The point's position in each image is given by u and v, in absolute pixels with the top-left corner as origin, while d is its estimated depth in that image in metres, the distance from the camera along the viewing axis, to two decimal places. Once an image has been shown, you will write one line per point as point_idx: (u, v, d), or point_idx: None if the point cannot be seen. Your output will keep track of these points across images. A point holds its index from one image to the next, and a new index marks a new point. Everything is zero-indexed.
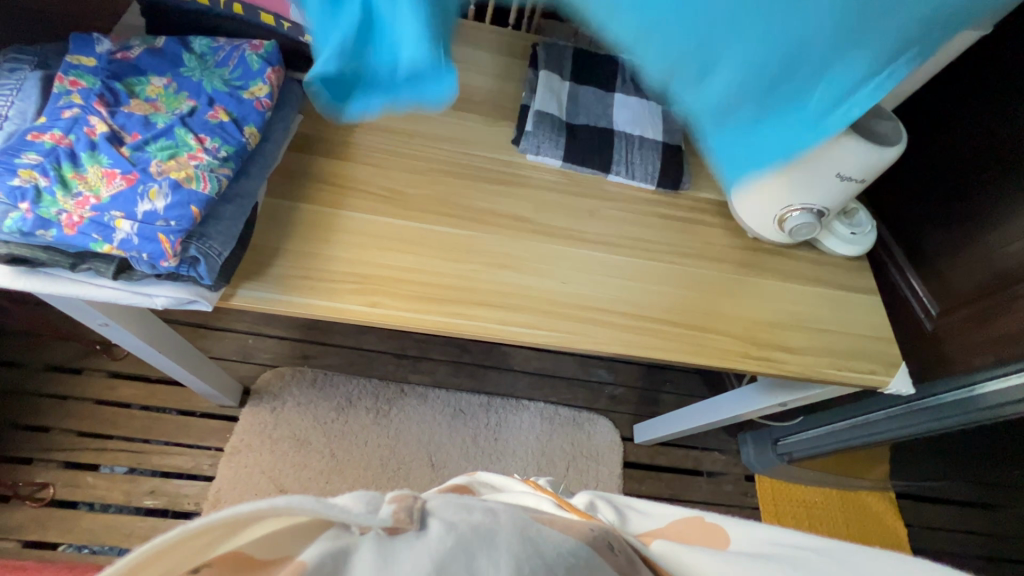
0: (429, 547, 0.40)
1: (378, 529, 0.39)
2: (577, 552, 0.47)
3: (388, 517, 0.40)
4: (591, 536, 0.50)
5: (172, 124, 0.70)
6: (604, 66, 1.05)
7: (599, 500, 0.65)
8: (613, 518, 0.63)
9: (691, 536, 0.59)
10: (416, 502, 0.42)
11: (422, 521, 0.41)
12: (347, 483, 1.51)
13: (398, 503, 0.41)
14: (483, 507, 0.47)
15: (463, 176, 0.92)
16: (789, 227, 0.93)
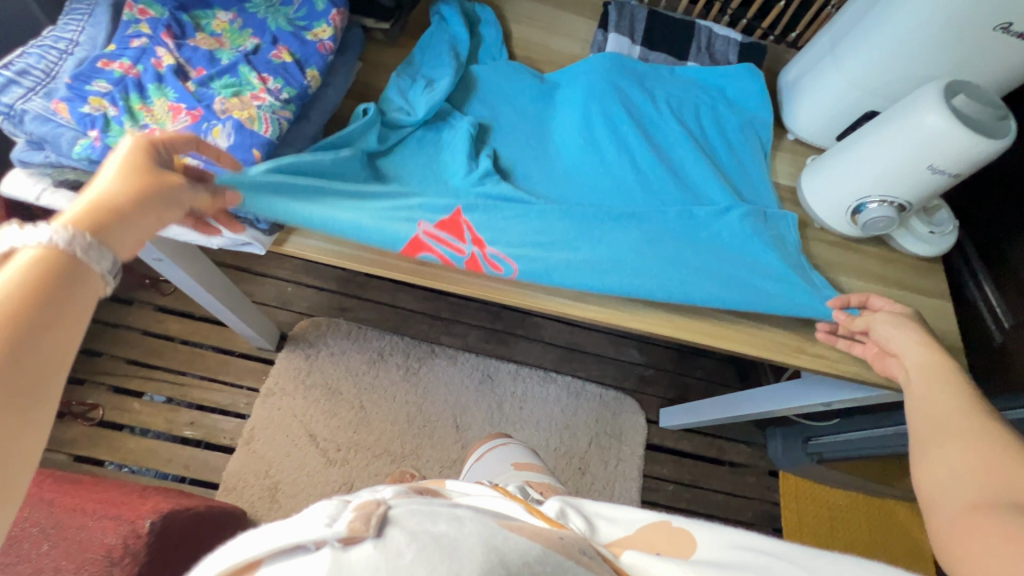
0: (383, 558, 0.36)
1: (332, 541, 0.37)
2: (545, 560, 0.42)
3: (344, 529, 0.38)
4: (563, 545, 0.45)
5: (236, 61, 0.69)
6: (679, 29, 0.99)
7: (569, 509, 0.56)
8: (581, 526, 0.55)
9: (659, 544, 0.54)
10: (375, 510, 0.40)
11: (383, 526, 0.39)
12: (374, 435, 1.55)
13: (358, 513, 0.39)
14: (449, 515, 0.42)
15: (521, 141, 0.90)
16: (862, 220, 0.88)
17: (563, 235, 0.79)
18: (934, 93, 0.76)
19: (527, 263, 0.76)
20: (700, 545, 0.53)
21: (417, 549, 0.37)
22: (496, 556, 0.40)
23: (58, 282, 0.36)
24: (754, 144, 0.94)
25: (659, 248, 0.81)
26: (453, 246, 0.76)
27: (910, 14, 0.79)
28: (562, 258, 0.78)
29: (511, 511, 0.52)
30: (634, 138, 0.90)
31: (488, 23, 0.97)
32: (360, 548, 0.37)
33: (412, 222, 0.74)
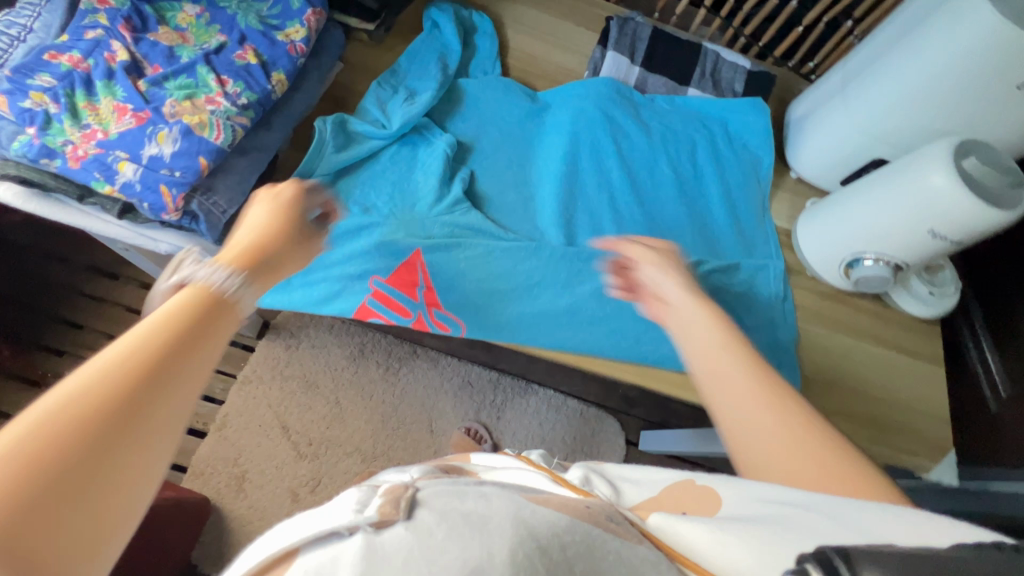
0: (417, 538, 0.32)
1: (366, 526, 0.33)
2: (574, 527, 0.34)
3: (374, 514, 0.34)
4: (588, 513, 0.37)
5: (195, 61, 0.65)
6: (683, 52, 0.93)
7: (590, 473, 0.48)
8: (603, 489, 0.46)
9: (684, 503, 0.41)
10: (406, 494, 0.36)
11: (413, 509, 0.35)
12: (347, 432, 1.54)
13: (387, 498, 0.36)
14: (478, 493, 0.36)
15: (502, 161, 0.86)
16: (856, 277, 0.83)
17: (524, 278, 0.78)
18: (944, 152, 0.70)
19: (479, 309, 0.76)
20: (725, 501, 0.39)
21: (446, 528, 0.32)
22: (526, 528, 0.33)
23: (221, 309, 0.34)
24: (751, 184, 0.90)
25: (620, 301, 0.80)
26: (409, 295, 0.74)
27: (928, 62, 0.73)
28: (517, 305, 0.77)
29: (533, 482, 0.44)
30: (619, 176, 0.86)
31: (485, 33, 0.92)
32: (392, 530, 0.33)
33: (363, 277, 0.73)
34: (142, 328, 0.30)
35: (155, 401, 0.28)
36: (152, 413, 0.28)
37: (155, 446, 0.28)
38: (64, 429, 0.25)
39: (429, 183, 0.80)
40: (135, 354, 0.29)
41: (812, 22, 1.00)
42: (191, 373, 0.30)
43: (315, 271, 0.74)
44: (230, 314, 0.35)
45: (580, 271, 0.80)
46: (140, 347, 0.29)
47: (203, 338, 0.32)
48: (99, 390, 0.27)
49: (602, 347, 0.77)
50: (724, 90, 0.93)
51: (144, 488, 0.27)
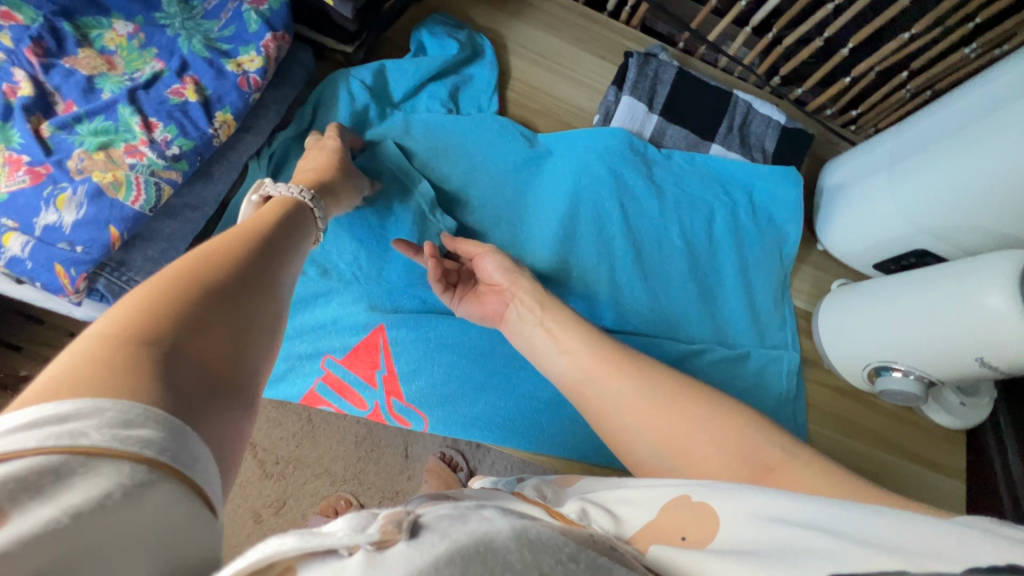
0: (428, 557, 0.26)
1: (370, 545, 0.27)
2: (577, 555, 0.29)
3: (376, 531, 0.27)
4: (592, 541, 0.34)
5: (117, 98, 0.54)
6: (711, 100, 0.80)
7: (589, 507, 0.43)
8: (603, 520, 0.41)
9: (682, 522, 0.37)
10: (409, 516, 0.29)
11: (418, 532, 0.28)
12: (317, 452, 1.23)
13: (385, 516, 0.29)
14: (480, 515, 0.31)
15: (493, 216, 0.74)
16: (880, 387, 0.73)
17: (503, 363, 0.68)
18: (1010, 271, 0.59)
19: (448, 398, 0.66)
20: (721, 520, 0.36)
21: (452, 547, 0.26)
22: (532, 551, 0.28)
23: (288, 232, 0.42)
24: (772, 261, 0.79)
25: None
26: (366, 381, 0.65)
27: (1010, 156, 0.61)
28: (494, 396, 0.67)
29: (527, 513, 0.40)
30: (623, 245, 0.75)
31: (485, 61, 0.80)
32: (394, 550, 0.26)
33: (315, 357, 0.64)
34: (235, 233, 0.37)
35: (261, 275, 0.34)
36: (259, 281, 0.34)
37: (271, 304, 0.33)
38: (201, 276, 0.31)
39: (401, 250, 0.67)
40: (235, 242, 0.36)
41: (862, 72, 0.87)
42: (279, 264, 0.37)
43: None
44: (299, 235, 0.43)
45: None
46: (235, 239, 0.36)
47: (284, 244, 0.40)
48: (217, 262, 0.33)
49: (587, 446, 0.68)
50: (753, 148, 0.81)
51: (263, 338, 0.32)
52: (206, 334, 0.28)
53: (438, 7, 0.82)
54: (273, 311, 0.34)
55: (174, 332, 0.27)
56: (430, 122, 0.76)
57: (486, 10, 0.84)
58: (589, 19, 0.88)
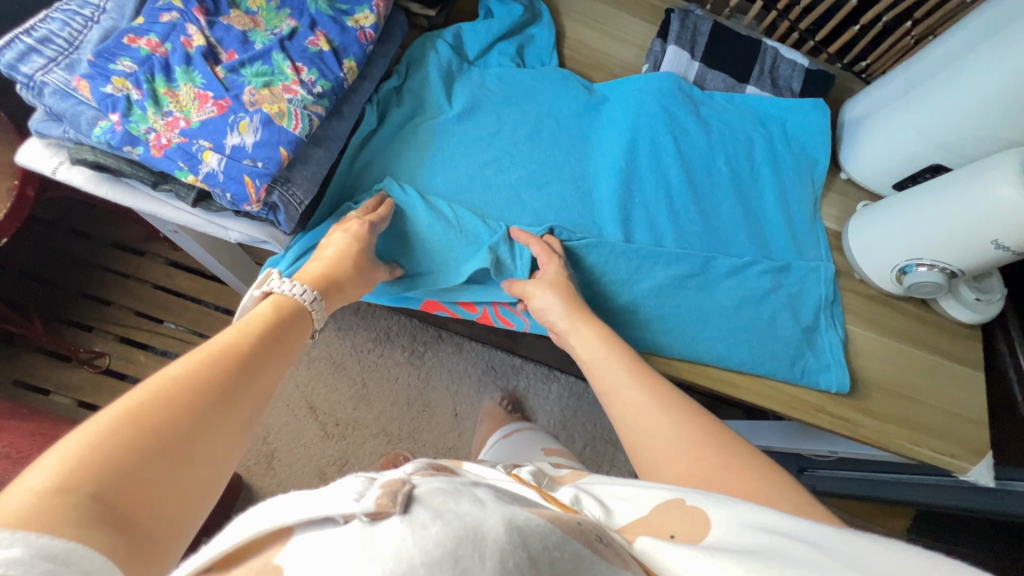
0: (415, 533, 0.31)
1: (360, 516, 0.33)
2: (565, 547, 0.36)
3: (372, 504, 0.33)
4: (579, 530, 0.40)
5: (270, 47, 0.64)
6: (744, 48, 0.92)
7: (584, 496, 0.54)
8: (597, 511, 0.52)
9: (674, 525, 0.46)
10: (404, 487, 0.35)
11: (410, 505, 0.34)
12: (373, 414, 1.39)
13: (384, 489, 0.35)
14: (473, 497, 0.37)
15: (565, 153, 0.85)
16: (907, 283, 0.84)
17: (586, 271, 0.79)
18: (1016, 163, 0.70)
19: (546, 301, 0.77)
20: (714, 525, 0.44)
21: (441, 531, 0.32)
22: (518, 537, 0.34)
23: (272, 341, 0.49)
24: (805, 184, 0.90)
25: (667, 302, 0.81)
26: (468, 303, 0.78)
27: (1002, 70, 0.72)
28: None
29: (526, 495, 0.50)
30: (677, 174, 0.86)
31: (544, 22, 0.91)
32: (388, 520, 0.32)
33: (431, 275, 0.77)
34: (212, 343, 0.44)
35: (233, 395, 0.42)
36: (222, 410, 0.40)
37: (234, 422, 0.41)
38: (182, 394, 0.39)
39: (496, 180, 0.81)
40: (210, 360, 0.42)
41: (870, 21, 0.99)
42: (245, 383, 0.43)
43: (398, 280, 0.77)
44: (280, 342, 0.50)
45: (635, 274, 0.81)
46: (212, 355, 0.43)
47: (264, 358, 0.47)
48: (182, 385, 0.39)
49: (657, 343, 0.80)
50: (782, 88, 0.93)
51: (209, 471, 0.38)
52: (145, 476, 0.34)
53: None
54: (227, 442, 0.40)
55: (124, 469, 0.33)
56: (501, 77, 0.87)
57: None
58: None
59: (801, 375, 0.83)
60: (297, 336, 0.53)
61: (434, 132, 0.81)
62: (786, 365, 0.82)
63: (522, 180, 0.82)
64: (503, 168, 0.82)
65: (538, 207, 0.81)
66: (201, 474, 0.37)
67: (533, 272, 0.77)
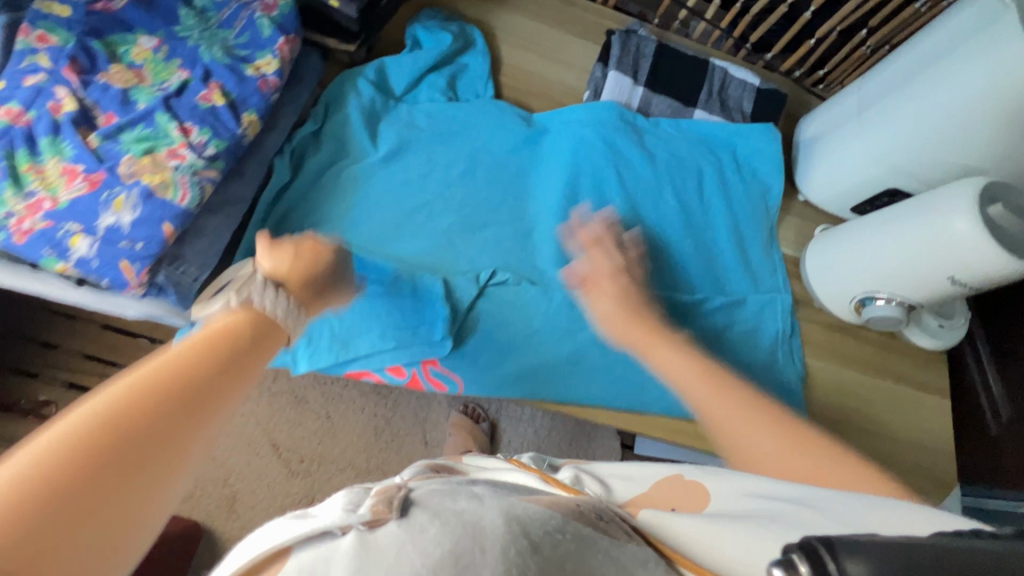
0: (411, 537, 0.31)
1: (357, 526, 0.32)
2: (565, 533, 0.35)
3: (368, 512, 0.33)
4: (577, 512, 0.38)
5: (153, 107, 0.58)
6: (690, 70, 0.87)
7: (583, 475, 0.55)
8: (598, 490, 0.52)
9: (673, 497, 0.49)
10: (398, 493, 0.35)
11: (408, 509, 0.34)
12: (338, 449, 1.22)
13: (379, 497, 0.35)
14: (469, 495, 0.37)
15: (501, 193, 0.80)
16: (867, 317, 0.80)
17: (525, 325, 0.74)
18: (971, 195, 0.66)
19: (476, 346, 0.72)
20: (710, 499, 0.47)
21: (441, 531, 0.32)
22: (513, 533, 0.34)
23: (226, 367, 0.37)
24: (756, 212, 0.86)
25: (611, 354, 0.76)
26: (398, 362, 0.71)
27: (979, 84, 0.67)
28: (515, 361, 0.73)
29: (523, 482, 0.47)
30: (622, 210, 0.81)
31: (477, 50, 0.85)
32: (383, 530, 0.32)
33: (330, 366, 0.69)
34: (136, 374, 0.33)
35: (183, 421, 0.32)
36: (156, 447, 0.30)
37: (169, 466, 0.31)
38: (115, 424, 0.30)
39: (425, 229, 0.76)
40: (132, 404, 0.31)
41: (825, 33, 0.94)
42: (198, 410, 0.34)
43: (299, 356, 0.67)
44: (239, 363, 0.39)
45: (577, 327, 0.76)
46: (136, 396, 0.31)
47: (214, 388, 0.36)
48: (112, 411, 0.30)
49: (601, 397, 0.75)
50: (733, 110, 0.88)
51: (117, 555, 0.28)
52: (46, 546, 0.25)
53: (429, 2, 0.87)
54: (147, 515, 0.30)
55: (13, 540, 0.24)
56: (430, 112, 0.81)
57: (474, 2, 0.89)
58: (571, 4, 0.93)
59: None
60: (261, 360, 0.41)
61: (357, 177, 0.75)
62: None
63: (456, 227, 0.77)
64: (433, 214, 0.77)
65: (472, 254, 0.76)
66: (109, 564, 0.27)
67: (465, 331, 0.72)
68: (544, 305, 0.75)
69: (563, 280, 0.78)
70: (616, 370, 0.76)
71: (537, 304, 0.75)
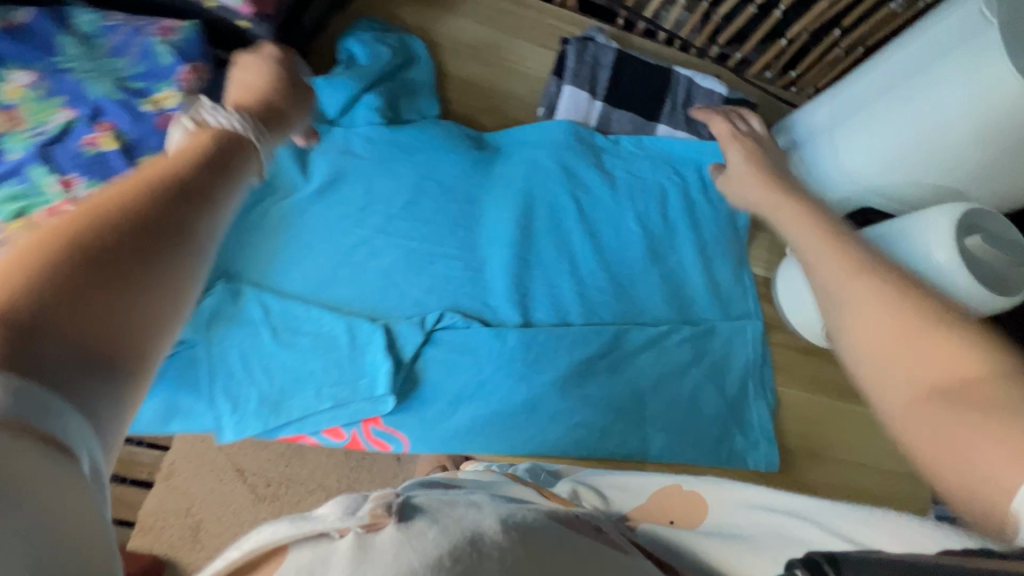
0: (413, 543, 0.24)
1: (354, 530, 0.24)
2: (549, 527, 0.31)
3: (365, 516, 0.25)
4: (574, 520, 0.35)
5: (26, 158, 0.51)
6: (652, 81, 0.81)
7: (581, 488, 0.55)
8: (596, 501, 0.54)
9: (672, 509, 0.50)
10: (396, 496, 0.27)
11: (409, 515, 0.26)
12: None
13: (376, 498, 0.26)
14: (467, 502, 0.32)
15: (450, 224, 0.74)
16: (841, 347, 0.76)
17: (478, 373, 0.68)
18: (950, 225, 0.61)
19: (423, 399, 0.67)
20: (710, 512, 0.48)
21: (445, 540, 0.24)
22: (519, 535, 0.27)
23: (217, 168, 0.31)
24: (721, 234, 0.82)
25: (571, 401, 0.71)
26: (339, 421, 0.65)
27: (960, 103, 0.61)
28: (469, 412, 0.67)
29: (525, 497, 0.48)
30: (581, 240, 0.76)
31: (421, 64, 0.79)
32: (383, 535, 0.24)
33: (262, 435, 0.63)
34: (106, 196, 0.26)
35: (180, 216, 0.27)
36: (152, 237, 0.25)
37: (173, 264, 0.26)
38: (93, 225, 0.24)
39: (364, 271, 0.69)
40: (103, 219, 0.25)
41: (796, 33, 0.87)
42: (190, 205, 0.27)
43: (225, 426, 0.60)
44: (232, 173, 0.31)
45: (534, 374, 0.70)
46: (104, 213, 0.25)
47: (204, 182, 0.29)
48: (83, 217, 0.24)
49: (563, 447, 0.70)
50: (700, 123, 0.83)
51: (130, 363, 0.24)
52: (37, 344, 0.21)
53: (366, 11, 0.80)
54: (162, 306, 0.25)
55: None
56: (371, 137, 0.74)
57: (415, 10, 0.81)
58: (523, 8, 0.86)
59: (728, 458, 0.75)
60: (242, 166, 0.33)
61: (289, 215, 0.68)
62: (710, 451, 0.75)
63: (399, 267, 0.70)
64: (374, 253, 0.70)
65: (419, 295, 0.70)
66: (114, 379, 0.23)
67: (410, 386, 0.66)
68: (497, 350, 0.69)
69: (518, 319, 0.72)
70: (576, 420, 0.71)
71: (490, 350, 0.69)
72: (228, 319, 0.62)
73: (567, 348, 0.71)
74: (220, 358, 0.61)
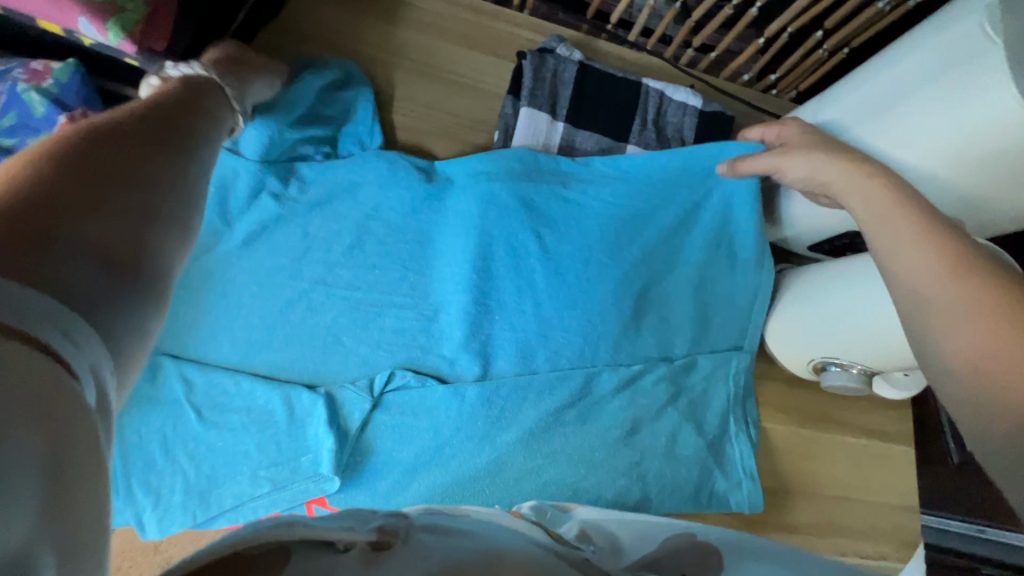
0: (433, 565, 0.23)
1: (362, 542, 0.24)
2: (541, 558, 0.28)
3: (376, 529, 0.25)
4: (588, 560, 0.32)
5: None
6: (617, 97, 0.75)
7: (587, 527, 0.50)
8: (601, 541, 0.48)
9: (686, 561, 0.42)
10: (407, 521, 0.27)
11: (412, 537, 0.25)
12: None
13: (385, 516, 0.27)
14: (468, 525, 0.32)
15: (398, 270, 0.66)
16: (826, 380, 0.71)
17: (434, 437, 0.62)
18: None
19: (374, 471, 0.61)
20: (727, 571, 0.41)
21: (447, 558, 0.24)
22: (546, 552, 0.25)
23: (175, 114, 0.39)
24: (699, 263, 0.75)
25: (538, 461, 0.65)
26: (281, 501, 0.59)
27: (964, 123, 0.54)
28: (425, 480, 0.62)
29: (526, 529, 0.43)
30: (546, 278, 0.68)
31: (359, 86, 0.70)
32: (394, 552, 0.24)
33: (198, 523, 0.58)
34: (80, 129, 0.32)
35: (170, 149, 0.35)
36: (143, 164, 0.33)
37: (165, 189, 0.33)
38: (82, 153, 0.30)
39: (301, 330, 0.62)
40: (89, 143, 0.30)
41: (775, 32, 0.79)
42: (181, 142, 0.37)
43: (154, 517, 0.56)
44: (191, 127, 0.39)
45: (496, 433, 0.64)
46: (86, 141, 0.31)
47: (170, 129, 0.37)
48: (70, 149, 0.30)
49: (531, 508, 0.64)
50: (672, 139, 0.76)
51: (146, 274, 0.31)
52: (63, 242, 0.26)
53: (295, 27, 0.71)
54: (165, 227, 0.33)
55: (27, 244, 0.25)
56: (303, 174, 0.65)
57: (351, 24, 0.73)
58: (474, 16, 0.77)
59: (708, 504, 0.71)
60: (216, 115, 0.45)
61: (213, 272, 0.61)
62: (689, 499, 0.70)
63: (342, 323, 0.63)
64: (312, 308, 0.62)
65: (366, 353, 0.63)
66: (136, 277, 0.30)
67: (357, 458, 0.61)
68: (454, 412, 0.63)
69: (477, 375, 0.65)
70: (544, 479, 0.65)
71: (447, 412, 0.63)
72: (145, 402, 0.56)
73: (532, 399, 0.66)
74: (142, 446, 0.56)
